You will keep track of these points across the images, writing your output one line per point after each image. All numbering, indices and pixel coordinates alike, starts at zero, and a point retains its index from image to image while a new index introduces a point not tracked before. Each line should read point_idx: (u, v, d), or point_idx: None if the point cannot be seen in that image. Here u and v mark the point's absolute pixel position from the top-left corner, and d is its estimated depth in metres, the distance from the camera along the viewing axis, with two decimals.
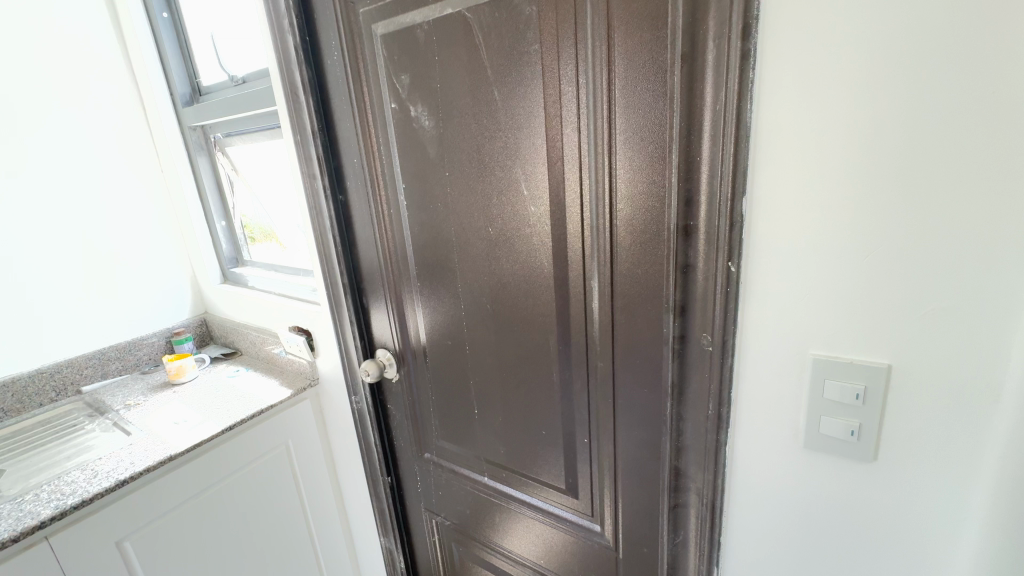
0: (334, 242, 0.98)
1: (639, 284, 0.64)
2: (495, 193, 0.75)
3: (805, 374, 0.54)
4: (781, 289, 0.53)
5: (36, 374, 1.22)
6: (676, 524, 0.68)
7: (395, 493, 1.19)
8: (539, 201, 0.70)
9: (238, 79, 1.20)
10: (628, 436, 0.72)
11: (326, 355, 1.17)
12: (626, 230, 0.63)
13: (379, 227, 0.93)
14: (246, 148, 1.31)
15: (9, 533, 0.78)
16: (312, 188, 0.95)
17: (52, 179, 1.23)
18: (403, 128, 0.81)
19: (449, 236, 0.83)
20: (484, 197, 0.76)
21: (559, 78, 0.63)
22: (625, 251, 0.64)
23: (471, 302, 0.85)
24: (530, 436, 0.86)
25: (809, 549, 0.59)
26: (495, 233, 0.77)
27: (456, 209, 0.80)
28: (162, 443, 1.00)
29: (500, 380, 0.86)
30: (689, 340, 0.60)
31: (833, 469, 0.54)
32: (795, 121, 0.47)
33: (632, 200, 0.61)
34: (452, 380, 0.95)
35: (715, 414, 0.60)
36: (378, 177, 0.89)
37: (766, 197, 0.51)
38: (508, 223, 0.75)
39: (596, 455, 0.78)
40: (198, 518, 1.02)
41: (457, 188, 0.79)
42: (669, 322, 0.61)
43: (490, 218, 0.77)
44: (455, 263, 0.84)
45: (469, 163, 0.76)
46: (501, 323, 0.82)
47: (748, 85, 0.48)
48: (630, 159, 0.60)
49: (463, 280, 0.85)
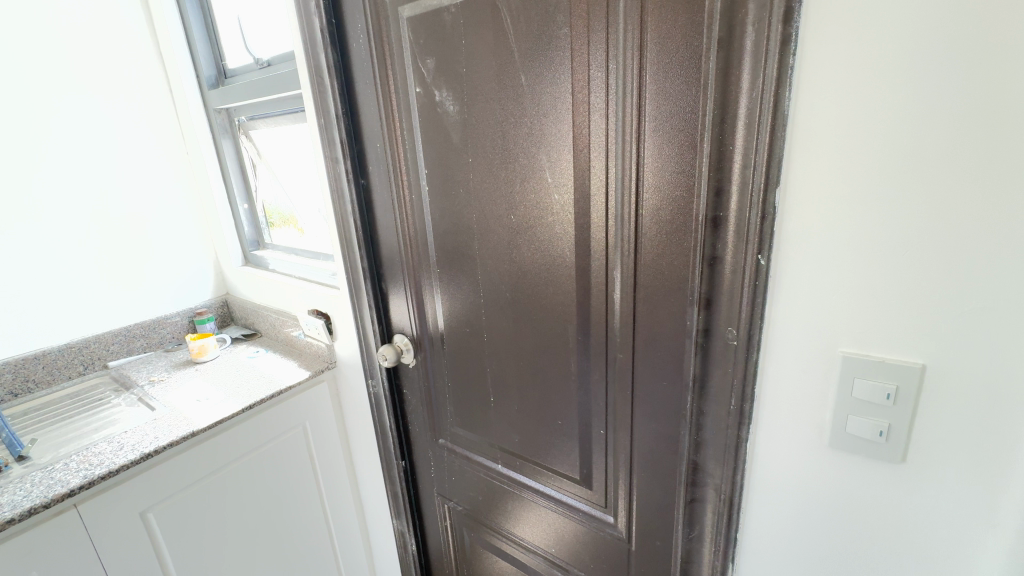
0: (355, 227, 0.99)
1: (662, 275, 0.63)
2: (517, 179, 0.74)
3: (833, 371, 0.52)
4: (809, 285, 0.51)
5: (66, 348, 1.26)
6: (691, 518, 0.68)
7: (409, 477, 1.21)
8: (564, 188, 0.69)
9: (263, 62, 1.21)
10: (645, 430, 0.72)
11: (344, 339, 1.18)
12: (651, 219, 0.62)
13: (401, 212, 0.93)
14: (268, 132, 1.32)
15: (41, 499, 0.80)
16: (334, 172, 0.96)
17: (81, 157, 1.26)
18: (427, 112, 0.81)
19: (470, 223, 0.83)
20: (507, 183, 0.75)
21: (589, 63, 0.61)
22: (649, 241, 0.63)
23: (491, 290, 0.85)
24: (545, 426, 0.86)
25: (828, 549, 0.58)
26: (517, 222, 0.76)
27: (476, 195, 0.80)
28: (184, 419, 1.03)
29: (517, 368, 0.86)
30: (713, 333, 0.59)
31: (858, 469, 0.53)
32: (829, 112, 0.46)
33: (659, 189, 0.60)
34: (469, 367, 0.95)
35: (737, 410, 0.59)
36: (400, 161, 0.89)
37: (800, 186, 0.49)
38: (530, 209, 0.74)
39: (612, 446, 0.78)
40: (217, 493, 1.04)
41: (479, 174, 0.78)
42: (693, 315, 0.60)
43: (511, 204, 0.76)
44: (475, 250, 0.84)
45: (491, 148, 0.75)
46: (519, 312, 0.82)
47: (788, 71, 0.47)
48: (659, 148, 0.58)
49: (483, 267, 0.84)
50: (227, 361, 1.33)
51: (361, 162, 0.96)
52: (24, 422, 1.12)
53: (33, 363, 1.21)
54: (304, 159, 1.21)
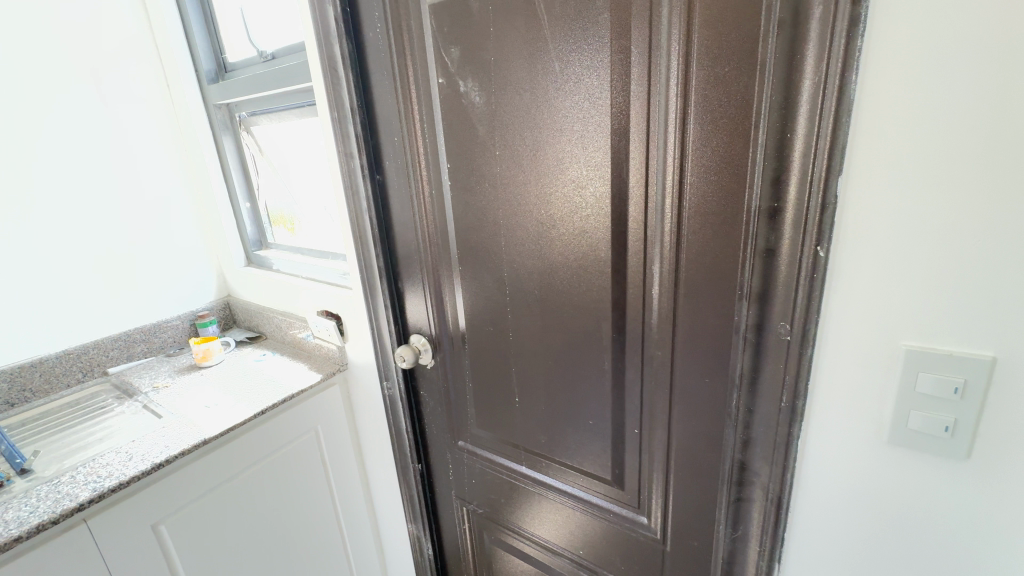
0: (371, 225, 0.96)
1: (707, 270, 0.61)
2: (547, 171, 0.71)
3: (894, 365, 0.51)
4: (869, 275, 0.50)
5: (64, 355, 1.21)
6: (736, 518, 0.66)
7: (425, 480, 1.18)
8: (600, 180, 0.67)
9: (267, 54, 1.16)
10: (684, 428, 0.70)
11: (357, 340, 1.14)
12: (696, 212, 0.59)
13: (420, 208, 0.90)
14: (270, 126, 1.27)
15: (49, 515, 0.76)
16: (349, 167, 0.93)
17: (75, 155, 1.21)
18: (450, 104, 0.78)
19: (496, 218, 0.80)
20: (537, 177, 0.73)
21: (629, 49, 0.59)
22: (693, 234, 0.61)
23: (517, 287, 0.82)
24: (575, 426, 0.84)
25: (883, 549, 0.57)
26: (547, 216, 0.74)
27: (503, 189, 0.77)
28: (194, 426, 0.99)
29: (545, 367, 0.84)
30: (765, 329, 0.57)
31: (920, 466, 0.52)
32: (896, 94, 0.44)
33: (704, 180, 0.58)
34: (493, 367, 0.93)
35: (788, 407, 0.58)
36: (420, 155, 0.86)
37: (864, 174, 0.47)
38: (561, 203, 0.72)
39: (647, 445, 0.76)
40: (230, 502, 1.01)
41: (506, 167, 0.76)
42: (743, 310, 0.58)
43: (542, 197, 0.74)
44: (501, 247, 0.81)
45: (519, 140, 0.73)
46: (549, 310, 0.79)
47: (855, 53, 0.45)
48: (705, 137, 0.56)
49: (509, 264, 0.82)
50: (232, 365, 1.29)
51: (376, 157, 0.92)
52: (23, 433, 1.07)
53: (30, 371, 1.16)
54: (311, 155, 1.17)
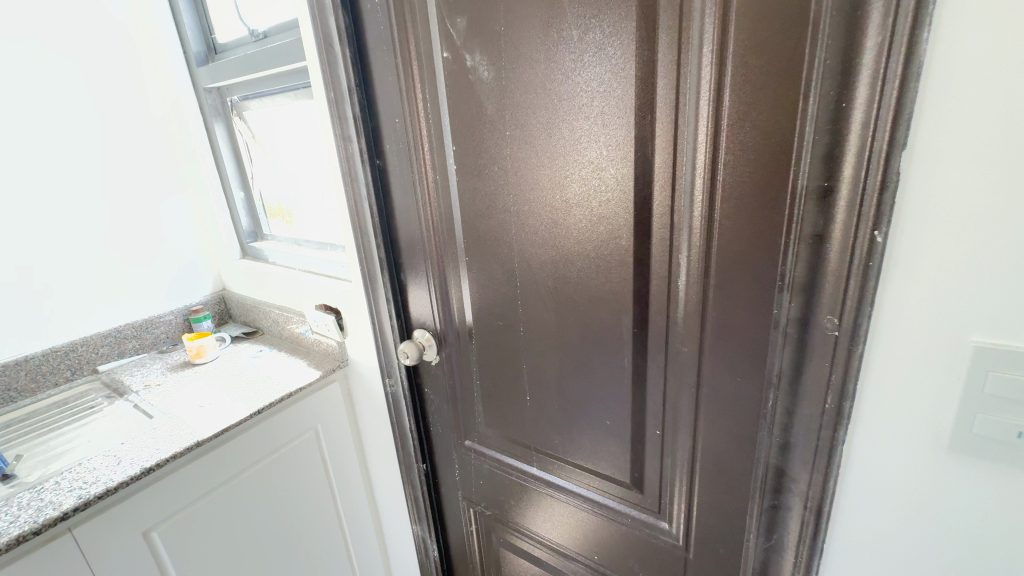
0: (370, 213, 0.90)
1: (743, 259, 0.55)
2: (563, 151, 0.66)
3: (959, 364, 0.45)
4: (934, 264, 0.44)
5: (51, 353, 1.16)
6: (770, 526, 0.61)
7: (431, 480, 1.13)
8: (622, 160, 0.61)
9: (259, 34, 1.10)
10: (712, 430, 0.65)
11: (357, 335, 1.09)
12: (731, 194, 0.54)
13: (424, 195, 0.84)
14: (263, 110, 1.21)
15: (30, 525, 0.71)
16: (347, 151, 0.87)
17: (59, 143, 1.15)
18: (456, 81, 0.72)
19: (506, 205, 0.75)
20: (551, 160, 0.67)
21: (657, 13, 0.53)
22: (726, 219, 0.55)
23: (529, 280, 0.77)
24: (591, 426, 0.79)
25: (935, 563, 0.52)
26: (561, 202, 0.68)
27: (513, 173, 0.72)
28: (187, 427, 0.94)
29: (558, 364, 0.79)
30: (808, 323, 0.52)
31: (983, 475, 0.46)
32: (977, 54, 0.38)
33: (742, 159, 0.52)
34: (502, 364, 0.88)
35: (833, 409, 0.52)
36: (424, 138, 0.80)
37: (932, 148, 0.42)
38: (579, 186, 0.66)
39: (670, 448, 0.71)
40: (226, 507, 0.96)
41: (518, 149, 0.70)
42: (785, 303, 0.53)
43: (556, 181, 0.68)
44: (512, 236, 0.76)
45: (531, 119, 0.67)
46: (563, 303, 0.74)
47: (928, 6, 0.39)
48: (744, 110, 0.50)
49: (520, 255, 0.76)
50: (230, 361, 1.24)
51: (376, 141, 0.86)
52: (8, 435, 1.02)
53: (14, 370, 1.11)
54: (306, 140, 1.11)
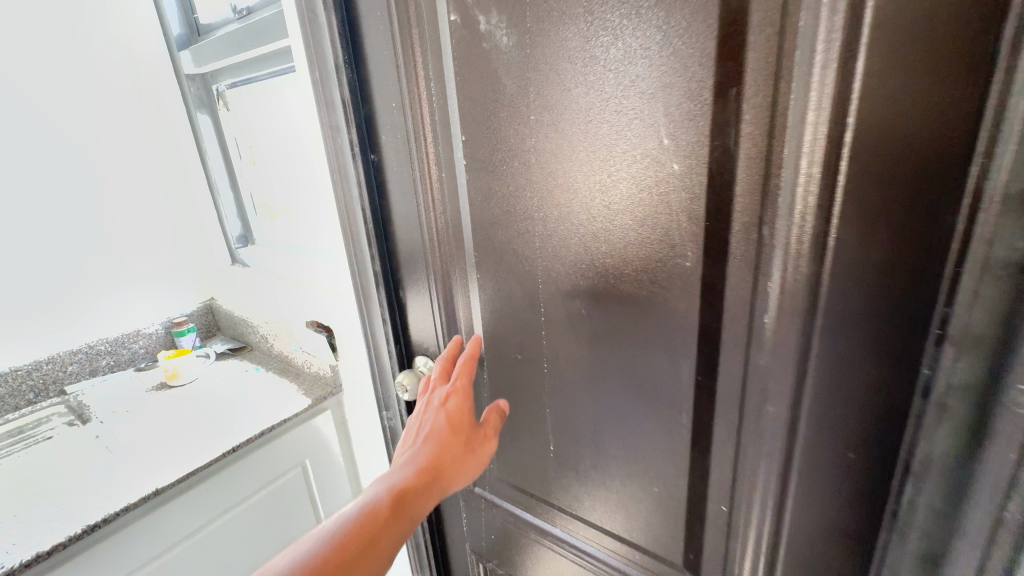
0: (364, 219, 0.75)
1: (881, 292, 0.39)
2: (604, 143, 0.50)
3: None
4: None
5: (11, 373, 1.10)
6: None
7: (435, 526, 0.98)
8: (688, 156, 0.45)
9: (244, 11, 0.96)
10: (806, 518, 0.48)
11: (352, 359, 0.94)
12: (864, 199, 0.37)
13: (427, 199, 0.69)
14: (249, 101, 1.07)
15: None
16: (337, 148, 0.73)
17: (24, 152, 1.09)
18: (467, 53, 0.57)
19: (529, 211, 0.59)
20: (591, 153, 0.51)
21: None
22: (847, 240, 0.38)
23: (557, 305, 0.61)
24: (631, 490, 0.63)
25: None
26: (603, 208, 0.53)
27: (538, 172, 0.56)
28: (146, 471, 0.85)
29: (592, 411, 0.63)
30: (988, 390, 0.36)
31: None
32: None
33: (888, 149, 0.35)
34: (522, 405, 0.72)
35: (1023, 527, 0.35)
36: (425, 129, 0.65)
37: None
38: (625, 189, 0.50)
39: (739, 533, 0.54)
40: (206, 554, 0.91)
41: (547, 139, 0.54)
42: (950, 358, 0.37)
43: (595, 182, 0.52)
44: (536, 249, 0.60)
45: (562, 102, 0.51)
46: (601, 337, 0.58)
47: None
48: (895, 75, 0.34)
49: (547, 274, 0.60)
50: (211, 390, 1.11)
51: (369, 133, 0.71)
52: None
53: None
54: (293, 133, 0.97)
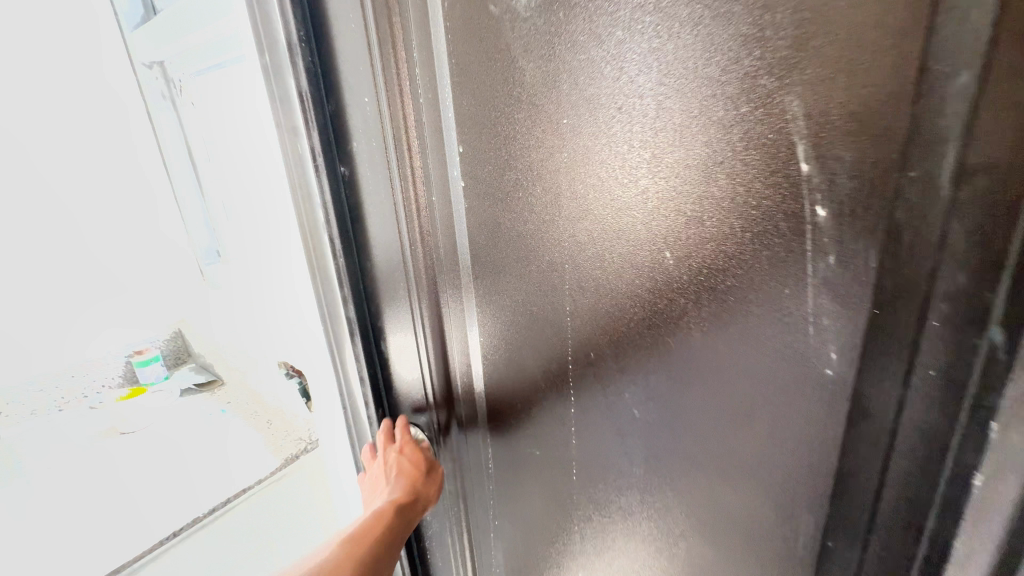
0: (335, 251, 0.57)
1: None
2: (681, 167, 0.31)
3: None
4: None
5: None
6: None
7: None
8: (850, 197, 0.25)
9: None
10: None
11: None
12: None
13: (413, 229, 0.51)
14: (200, 94, 0.87)
15: None
16: (293, 156, 0.53)
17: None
18: (471, 28, 0.38)
19: (557, 261, 0.41)
20: (663, 182, 0.32)
21: None
22: None
23: (594, 392, 0.43)
24: None
25: None
26: (676, 267, 0.33)
27: (570, 203, 0.38)
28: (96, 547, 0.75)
29: (641, 537, 0.45)
30: None
31: None
32: None
33: None
34: (539, 504, 0.54)
35: None
36: (400, 142, 0.46)
37: None
38: (713, 242, 0.31)
39: None
40: None
41: (589, 157, 0.35)
42: None
43: (663, 224, 0.33)
44: (567, 313, 0.42)
45: (612, 104, 0.32)
46: (662, 448, 0.40)
47: None
48: None
49: (581, 349, 0.42)
50: (173, 439, 0.96)
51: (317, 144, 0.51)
52: None
53: None
54: (242, 130, 0.75)
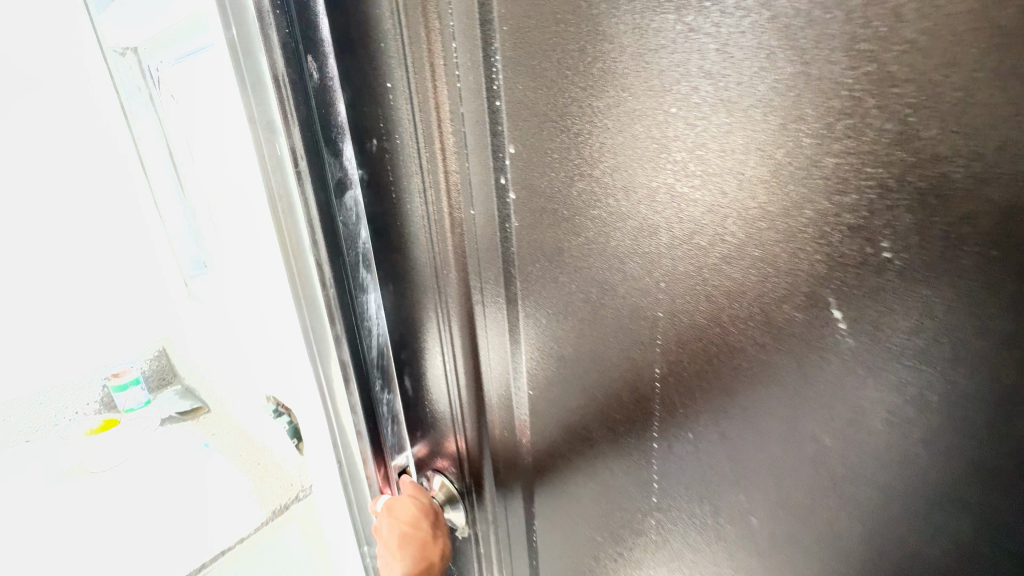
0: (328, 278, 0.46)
1: None
2: (885, 180, 0.19)
3: None
4: None
5: None
6: None
7: None
8: None
9: None
10: None
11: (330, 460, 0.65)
12: None
13: (451, 250, 0.40)
14: (182, 85, 0.76)
15: None
16: (270, 158, 0.41)
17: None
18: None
19: (645, 306, 0.29)
20: (852, 191, 0.20)
21: None
22: None
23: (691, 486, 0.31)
24: None
25: None
26: (855, 329, 0.21)
27: (668, 225, 0.26)
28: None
29: None
30: None
31: None
32: None
33: None
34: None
35: None
36: (441, 132, 0.36)
37: None
38: (930, 298, 0.19)
39: None
40: None
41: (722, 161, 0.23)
42: None
43: (834, 268, 0.21)
44: (655, 374, 0.30)
45: (760, 78, 0.21)
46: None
47: None
48: None
49: (675, 425, 0.30)
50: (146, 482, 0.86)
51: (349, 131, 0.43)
52: None
53: None
54: (220, 127, 0.64)
